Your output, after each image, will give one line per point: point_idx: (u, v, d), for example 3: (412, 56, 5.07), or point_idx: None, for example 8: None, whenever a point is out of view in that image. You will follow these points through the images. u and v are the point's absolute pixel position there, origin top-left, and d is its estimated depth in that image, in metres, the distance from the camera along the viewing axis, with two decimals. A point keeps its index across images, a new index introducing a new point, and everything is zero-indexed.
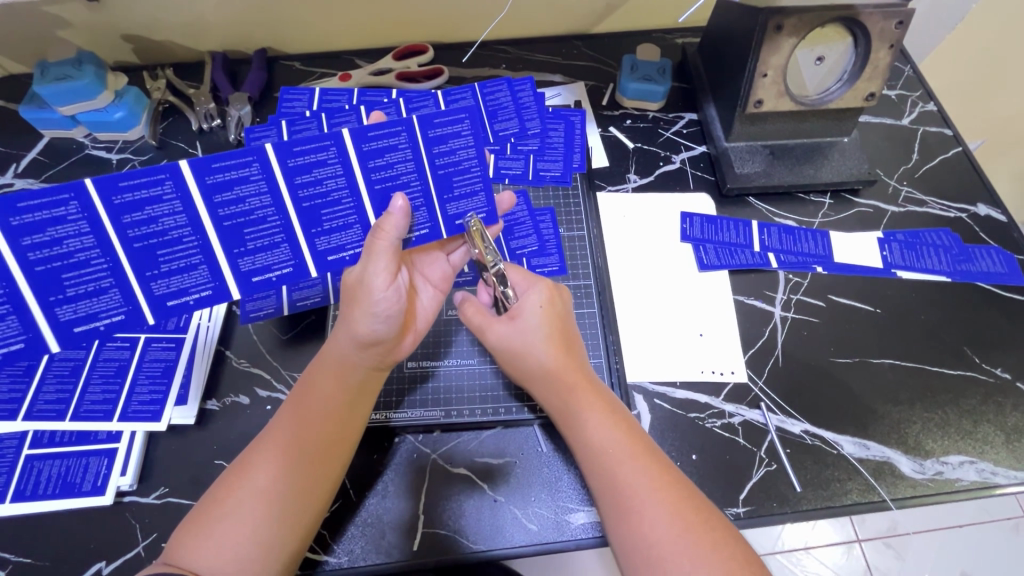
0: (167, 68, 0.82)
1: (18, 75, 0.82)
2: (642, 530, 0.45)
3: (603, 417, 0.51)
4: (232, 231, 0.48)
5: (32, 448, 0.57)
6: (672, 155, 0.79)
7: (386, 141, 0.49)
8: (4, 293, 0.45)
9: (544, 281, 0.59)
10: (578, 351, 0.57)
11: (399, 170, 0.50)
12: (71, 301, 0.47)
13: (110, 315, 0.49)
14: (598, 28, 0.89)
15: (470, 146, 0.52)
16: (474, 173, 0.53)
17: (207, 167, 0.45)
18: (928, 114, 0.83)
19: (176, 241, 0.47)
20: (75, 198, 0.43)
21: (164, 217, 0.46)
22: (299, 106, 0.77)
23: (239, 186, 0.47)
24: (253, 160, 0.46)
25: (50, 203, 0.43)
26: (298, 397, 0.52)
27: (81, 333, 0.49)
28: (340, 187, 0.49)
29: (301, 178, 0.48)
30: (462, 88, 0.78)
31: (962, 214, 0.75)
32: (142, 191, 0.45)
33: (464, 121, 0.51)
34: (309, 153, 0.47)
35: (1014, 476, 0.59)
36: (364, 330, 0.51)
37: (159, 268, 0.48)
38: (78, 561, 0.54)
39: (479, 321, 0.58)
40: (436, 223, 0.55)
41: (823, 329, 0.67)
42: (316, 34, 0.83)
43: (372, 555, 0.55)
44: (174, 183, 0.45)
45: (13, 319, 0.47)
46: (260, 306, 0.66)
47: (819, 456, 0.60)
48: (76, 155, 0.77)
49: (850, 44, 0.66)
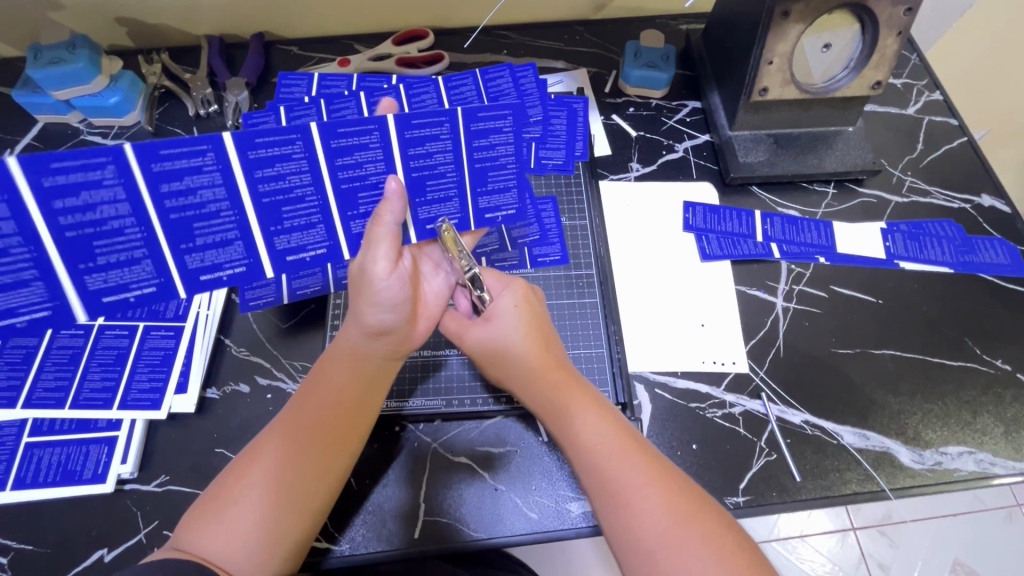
0: (162, 52, 0.81)
1: (11, 58, 0.80)
2: (631, 522, 0.45)
3: (592, 417, 0.51)
4: (270, 208, 0.47)
5: (32, 435, 0.57)
6: (675, 144, 0.78)
7: (429, 131, 0.48)
8: (30, 257, 0.43)
9: (519, 280, 0.59)
10: (558, 351, 0.56)
11: (437, 160, 0.50)
12: (102, 271, 0.45)
13: (141, 286, 0.47)
14: (601, 13, 0.87)
15: (509, 143, 0.51)
16: (509, 169, 0.53)
17: (250, 141, 0.43)
18: (933, 103, 0.82)
19: (213, 216, 0.46)
20: (112, 162, 0.41)
21: (202, 189, 0.44)
22: (297, 91, 0.75)
23: (281, 163, 0.45)
24: (296, 138, 0.45)
25: (84, 166, 0.40)
26: (309, 385, 0.52)
27: (110, 303, 0.48)
28: (379, 171, 0.49)
29: (342, 161, 0.47)
30: (463, 73, 0.75)
31: (965, 205, 0.74)
32: (183, 160, 0.42)
33: (507, 117, 0.49)
34: (353, 136, 0.46)
35: (1012, 466, 0.60)
36: (372, 319, 0.51)
37: (194, 241, 0.47)
38: (79, 548, 0.54)
39: (456, 327, 0.58)
40: (467, 213, 0.55)
41: (825, 320, 0.67)
42: (314, 17, 0.82)
43: (373, 543, 0.55)
44: (216, 155, 0.43)
45: (38, 286, 0.45)
46: (259, 295, 0.63)
47: (818, 446, 0.60)
48: (71, 141, 0.76)
49: (856, 31, 0.65)
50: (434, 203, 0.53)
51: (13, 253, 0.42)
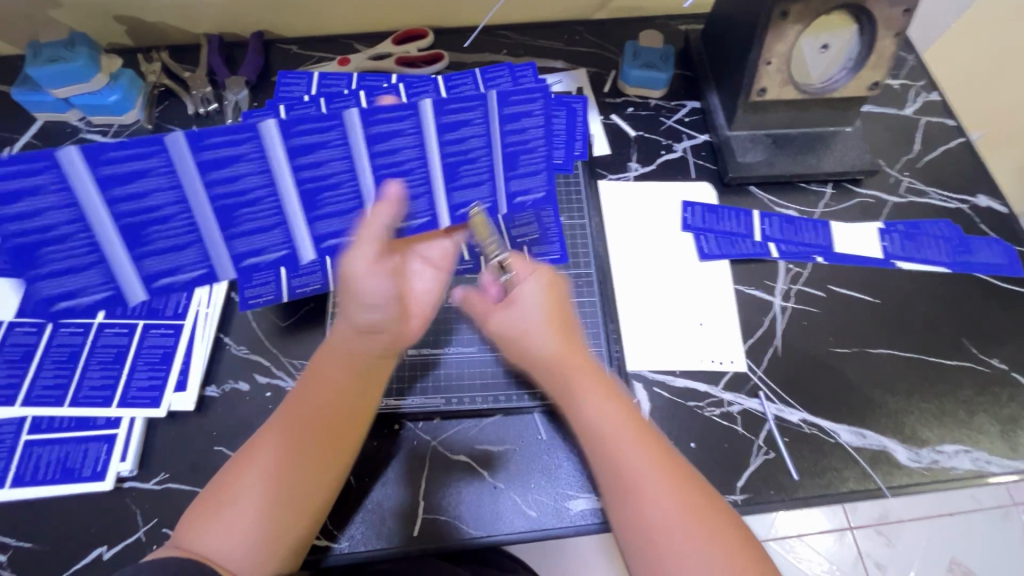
0: (162, 51, 0.81)
1: (10, 56, 0.80)
2: (642, 516, 0.46)
3: (606, 404, 0.51)
4: (223, 211, 0.47)
5: (30, 433, 0.57)
6: (674, 144, 0.78)
7: (392, 126, 0.47)
8: (97, 241, 0.46)
9: (544, 267, 0.58)
10: (578, 337, 0.55)
11: (403, 156, 0.49)
12: (161, 254, 0.49)
13: (189, 269, 0.50)
14: (601, 13, 0.88)
15: (481, 134, 0.49)
16: (482, 162, 0.52)
17: (199, 142, 0.42)
18: (930, 103, 0.82)
19: (164, 219, 0.46)
20: (53, 168, 0.41)
21: (153, 192, 0.44)
22: (297, 90, 0.75)
23: (233, 164, 0.44)
24: (248, 138, 0.43)
25: (29, 172, 0.41)
26: (304, 384, 0.52)
27: (162, 286, 0.51)
28: (340, 169, 0.48)
29: (301, 160, 0.46)
30: (463, 73, 0.76)
31: (962, 205, 0.75)
32: (129, 163, 0.42)
33: (477, 108, 0.48)
34: (314, 133, 0.45)
35: (1009, 465, 0.60)
36: (361, 318, 0.50)
37: (146, 245, 0.47)
38: (78, 546, 0.54)
39: (482, 308, 0.58)
40: (438, 211, 0.54)
41: (823, 319, 0.67)
42: (314, 16, 0.82)
43: (372, 541, 0.55)
44: (164, 158, 0.42)
45: (99, 270, 0.48)
46: (259, 293, 0.63)
47: (815, 444, 0.60)
48: (70, 139, 0.76)
49: (855, 31, 0.65)
50: (406, 201, 0.52)
51: (76, 239, 0.45)
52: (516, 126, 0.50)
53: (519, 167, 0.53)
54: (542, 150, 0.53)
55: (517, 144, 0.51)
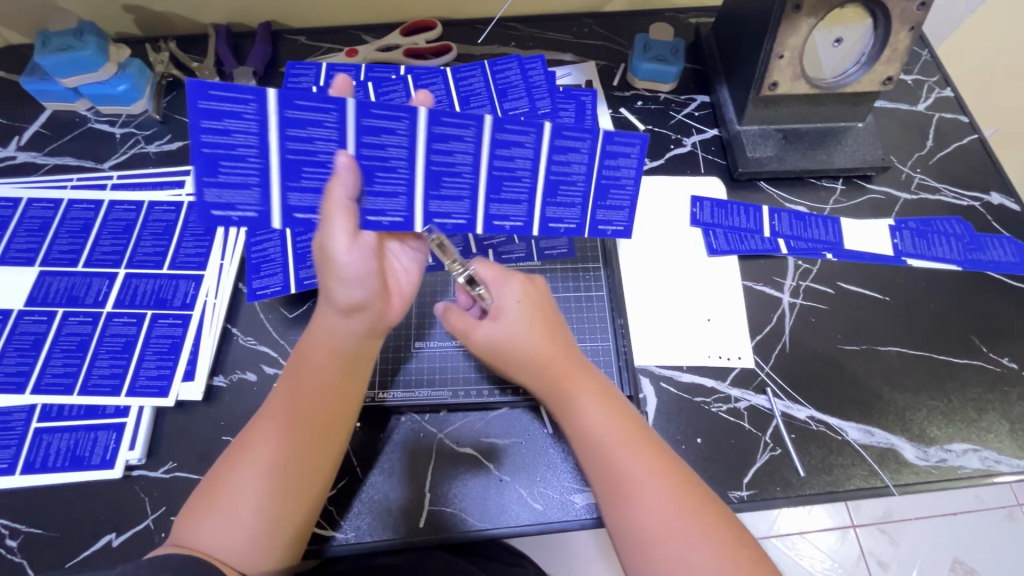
0: (170, 40, 0.80)
1: (19, 45, 0.80)
2: (633, 513, 0.46)
3: (597, 406, 0.51)
4: (366, 170, 0.49)
5: (40, 421, 0.58)
6: (683, 138, 0.78)
7: (516, 137, 0.51)
8: (257, 167, 0.47)
9: (518, 274, 0.58)
10: (568, 341, 0.56)
11: (517, 164, 0.52)
12: (303, 191, 0.49)
13: (245, 210, 0.48)
14: (610, 6, 0.87)
15: (583, 161, 0.53)
16: (578, 187, 0.55)
17: (366, 110, 0.46)
18: (944, 99, 0.82)
19: (322, 165, 0.48)
20: (255, 100, 0.44)
21: (320, 141, 0.47)
22: (305, 81, 0.73)
23: (385, 136, 0.47)
24: (404, 116, 0.47)
25: (233, 97, 0.44)
26: (292, 370, 0.51)
27: (216, 219, 0.48)
28: (466, 163, 0.51)
29: (438, 146, 0.49)
30: (472, 64, 0.75)
31: (974, 203, 0.74)
32: (311, 113, 0.45)
33: (587, 139, 0.52)
34: (452, 127, 0.48)
35: (1016, 464, 0.60)
36: (341, 296, 0.49)
37: (300, 182, 0.48)
38: (87, 532, 0.55)
39: (461, 325, 0.57)
40: (532, 219, 0.56)
41: (830, 316, 0.67)
42: (323, 8, 0.82)
43: (378, 531, 0.55)
44: (338, 115, 0.46)
45: (254, 192, 0.48)
46: (266, 284, 0.64)
47: (823, 441, 0.60)
48: (78, 129, 0.76)
49: (869, 25, 0.64)
50: (506, 203, 0.54)
51: (247, 162, 0.46)
52: (613, 163, 0.54)
53: (607, 200, 0.56)
54: (631, 188, 0.56)
55: (611, 178, 0.55)
